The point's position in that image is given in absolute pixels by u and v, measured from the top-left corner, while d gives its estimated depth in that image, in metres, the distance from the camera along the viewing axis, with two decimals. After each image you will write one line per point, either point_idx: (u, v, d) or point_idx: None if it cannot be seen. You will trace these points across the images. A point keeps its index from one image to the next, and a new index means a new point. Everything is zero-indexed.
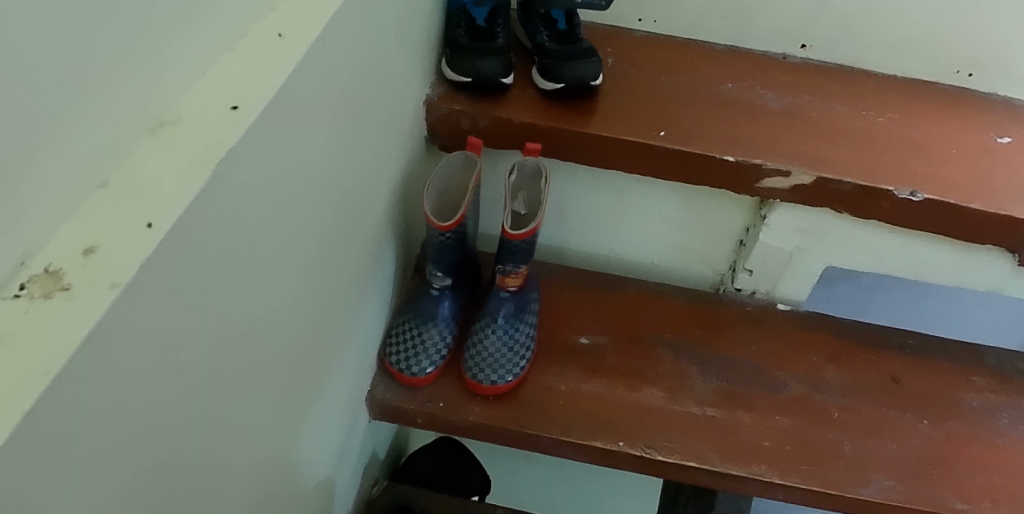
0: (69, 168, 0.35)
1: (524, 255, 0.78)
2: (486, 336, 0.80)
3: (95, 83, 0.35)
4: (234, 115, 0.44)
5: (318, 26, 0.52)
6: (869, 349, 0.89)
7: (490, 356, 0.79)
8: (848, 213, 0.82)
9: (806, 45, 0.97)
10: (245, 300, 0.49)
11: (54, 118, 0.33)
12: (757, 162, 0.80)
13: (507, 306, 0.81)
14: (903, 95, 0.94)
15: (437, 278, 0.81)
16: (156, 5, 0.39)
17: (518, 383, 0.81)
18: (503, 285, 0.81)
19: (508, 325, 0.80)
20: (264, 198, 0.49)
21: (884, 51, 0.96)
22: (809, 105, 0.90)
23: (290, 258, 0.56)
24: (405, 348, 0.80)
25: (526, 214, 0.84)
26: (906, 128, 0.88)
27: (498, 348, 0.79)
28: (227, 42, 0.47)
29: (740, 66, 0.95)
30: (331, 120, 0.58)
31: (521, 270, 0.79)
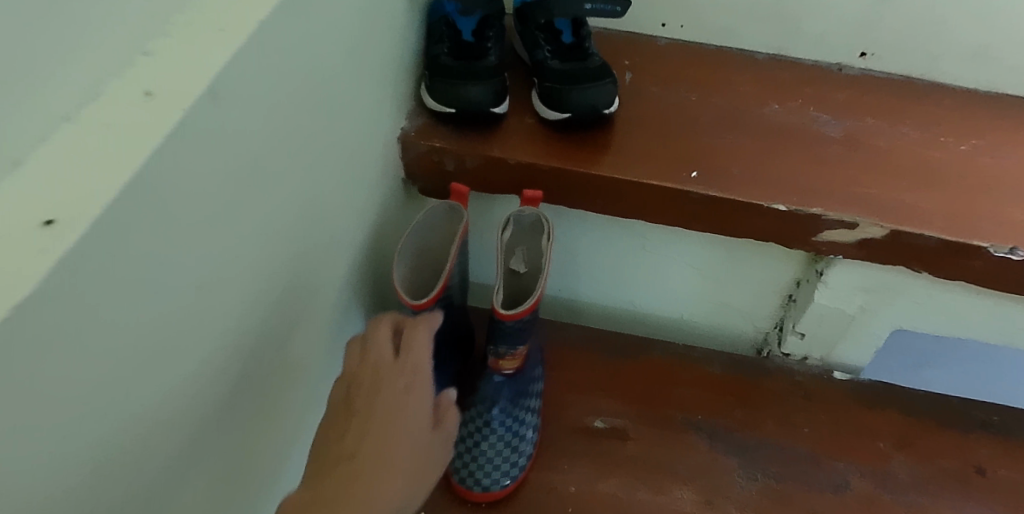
0: None
1: (522, 335, 0.63)
2: (477, 430, 0.65)
3: None
4: (48, 234, 0.30)
5: (207, 79, 0.36)
6: (947, 430, 0.73)
7: (481, 457, 0.64)
8: (927, 273, 0.65)
9: (865, 53, 0.80)
10: (95, 476, 0.35)
11: None
12: (814, 212, 0.63)
13: (503, 394, 0.65)
14: (987, 115, 0.77)
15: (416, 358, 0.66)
16: None
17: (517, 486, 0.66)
18: (496, 368, 0.65)
19: (504, 417, 0.65)
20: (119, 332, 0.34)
21: (963, 61, 0.79)
22: (874, 130, 0.73)
23: (185, 388, 0.41)
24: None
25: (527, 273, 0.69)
26: (997, 159, 0.71)
27: (491, 446, 0.64)
28: (60, 112, 0.32)
29: (786, 80, 0.78)
30: (252, 194, 0.43)
31: (518, 352, 0.64)
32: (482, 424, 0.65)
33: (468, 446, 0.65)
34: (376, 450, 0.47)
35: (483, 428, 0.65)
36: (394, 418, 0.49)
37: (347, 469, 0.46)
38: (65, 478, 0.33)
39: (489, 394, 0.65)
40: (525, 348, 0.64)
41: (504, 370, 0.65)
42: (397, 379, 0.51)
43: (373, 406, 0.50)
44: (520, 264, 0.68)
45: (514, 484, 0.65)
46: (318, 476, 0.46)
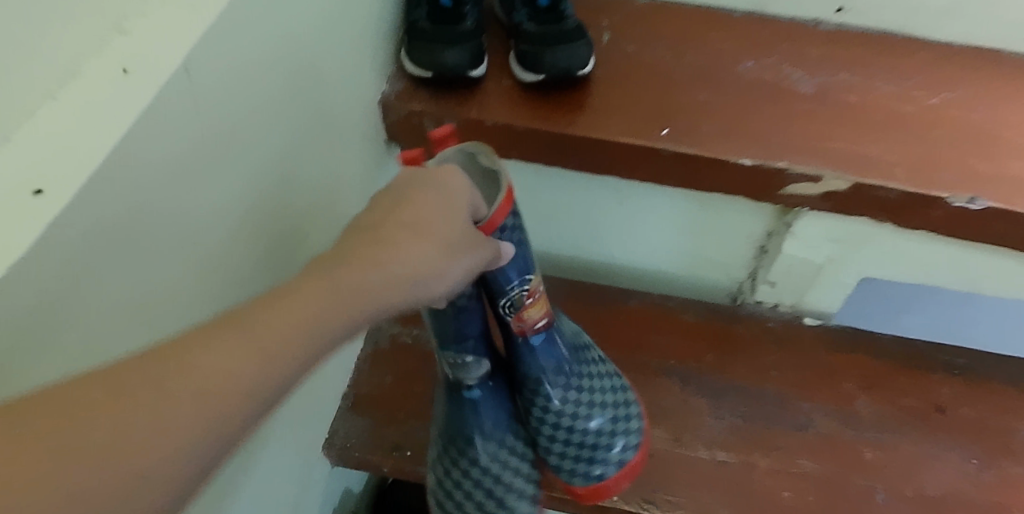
0: None
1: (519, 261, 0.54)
2: (551, 407, 0.57)
3: None
4: (34, 202, 0.33)
5: (175, 49, 0.39)
6: (912, 371, 0.77)
7: (582, 431, 0.58)
8: (891, 222, 0.68)
9: (842, 9, 0.82)
10: None
11: None
12: (781, 167, 0.66)
13: (548, 354, 0.57)
14: (959, 68, 0.79)
15: (472, 375, 0.56)
16: None
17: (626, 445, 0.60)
18: (527, 329, 0.55)
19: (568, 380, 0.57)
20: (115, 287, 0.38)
21: (940, 14, 0.80)
22: (846, 85, 0.75)
23: None
24: (479, 491, 0.58)
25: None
26: (965, 110, 0.74)
27: (580, 412, 0.58)
28: (44, 89, 0.36)
29: (762, 35, 0.80)
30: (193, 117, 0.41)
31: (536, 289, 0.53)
32: (554, 401, 0.57)
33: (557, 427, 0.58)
34: (367, 283, 0.36)
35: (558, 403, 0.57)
36: (409, 265, 0.38)
37: (346, 286, 0.36)
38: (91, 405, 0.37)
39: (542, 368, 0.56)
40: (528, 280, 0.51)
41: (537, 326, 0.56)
42: (435, 208, 0.41)
43: (417, 210, 0.40)
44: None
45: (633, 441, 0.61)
46: (317, 261, 0.37)
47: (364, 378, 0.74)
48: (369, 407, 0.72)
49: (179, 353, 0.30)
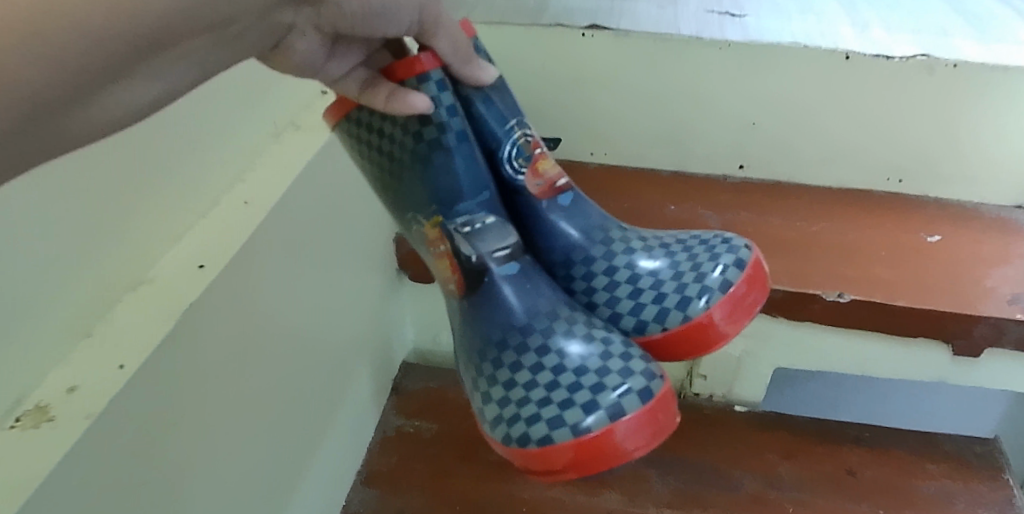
0: (49, 327, 0.46)
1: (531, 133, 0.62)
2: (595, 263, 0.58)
3: (62, 275, 0.46)
4: (199, 271, 0.54)
5: (276, 192, 0.63)
6: (825, 443, 0.94)
7: (658, 272, 0.57)
8: (783, 317, 0.87)
9: (744, 166, 1.00)
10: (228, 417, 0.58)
11: (25, 304, 0.43)
12: None
13: (573, 215, 0.60)
14: (839, 206, 0.97)
15: (490, 244, 0.55)
16: (119, 198, 0.50)
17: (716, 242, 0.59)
18: (539, 186, 0.59)
19: (618, 229, 0.61)
20: (234, 336, 0.57)
21: (818, 165, 0.99)
22: (747, 222, 0.93)
23: None
24: (562, 375, 0.51)
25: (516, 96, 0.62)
26: (839, 234, 0.92)
27: (638, 253, 0.59)
28: (199, 211, 0.59)
29: (682, 188, 0.98)
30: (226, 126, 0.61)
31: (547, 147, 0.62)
32: (603, 244, 0.59)
33: (625, 276, 0.58)
34: None
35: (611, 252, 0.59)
36: None
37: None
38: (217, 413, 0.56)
39: (580, 223, 0.60)
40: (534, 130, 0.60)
41: (559, 186, 0.60)
42: None
43: None
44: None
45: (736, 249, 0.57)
46: None
47: (375, 458, 0.91)
48: (380, 481, 0.89)
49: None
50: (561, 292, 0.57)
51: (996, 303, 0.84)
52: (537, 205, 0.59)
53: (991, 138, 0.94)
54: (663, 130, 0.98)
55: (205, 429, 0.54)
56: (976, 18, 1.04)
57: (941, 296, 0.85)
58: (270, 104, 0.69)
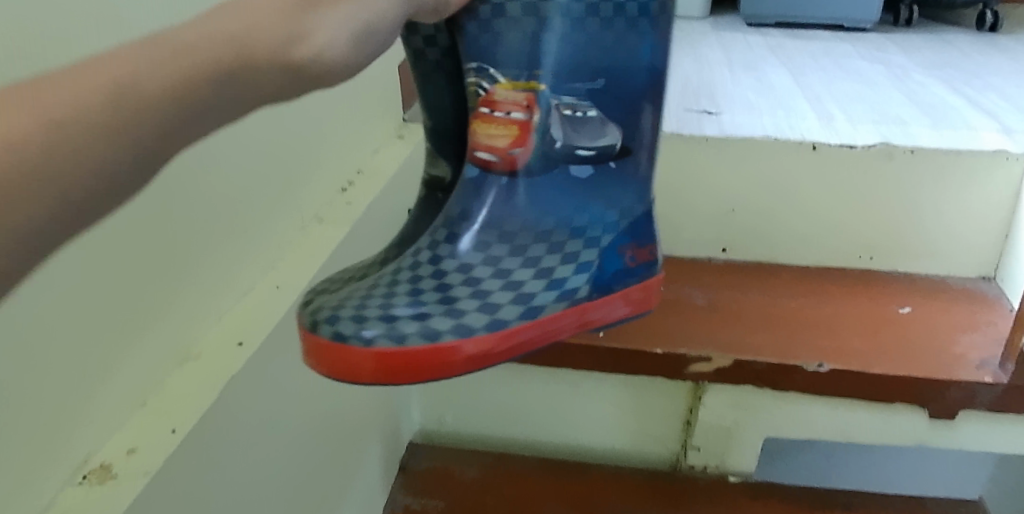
0: (114, 396, 0.53)
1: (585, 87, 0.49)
2: (492, 231, 0.50)
3: (126, 352, 0.53)
4: (238, 348, 0.61)
5: (306, 277, 0.71)
6: (817, 509, 0.98)
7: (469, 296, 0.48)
8: (768, 387, 0.92)
9: (726, 248, 1.07)
10: (256, 484, 0.63)
11: (96, 376, 0.50)
12: (681, 350, 0.89)
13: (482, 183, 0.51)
14: (816, 282, 1.05)
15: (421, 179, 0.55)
16: (175, 285, 0.57)
17: (550, 323, 0.49)
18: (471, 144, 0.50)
19: (552, 244, 0.51)
20: (263, 408, 0.63)
21: (795, 247, 1.06)
22: (731, 298, 0.99)
23: None
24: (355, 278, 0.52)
25: (611, 35, 0.48)
26: (817, 307, 1.00)
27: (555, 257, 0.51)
28: (237, 295, 0.67)
29: (670, 270, 1.05)
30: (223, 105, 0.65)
31: (555, 106, 0.48)
32: (496, 238, 0.51)
33: (473, 277, 0.49)
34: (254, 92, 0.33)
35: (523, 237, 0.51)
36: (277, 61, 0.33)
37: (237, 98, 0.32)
38: (247, 480, 0.62)
39: (527, 200, 0.51)
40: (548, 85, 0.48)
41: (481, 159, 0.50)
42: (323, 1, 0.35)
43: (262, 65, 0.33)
44: (585, 145, 0.50)
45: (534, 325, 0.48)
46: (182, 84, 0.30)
47: None
48: None
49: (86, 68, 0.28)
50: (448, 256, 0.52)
51: (965, 367, 0.90)
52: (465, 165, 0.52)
53: (951, 215, 1.03)
54: None
55: (234, 492, 0.60)
56: (932, 107, 1.14)
57: (913, 362, 0.91)
58: (296, 200, 0.78)
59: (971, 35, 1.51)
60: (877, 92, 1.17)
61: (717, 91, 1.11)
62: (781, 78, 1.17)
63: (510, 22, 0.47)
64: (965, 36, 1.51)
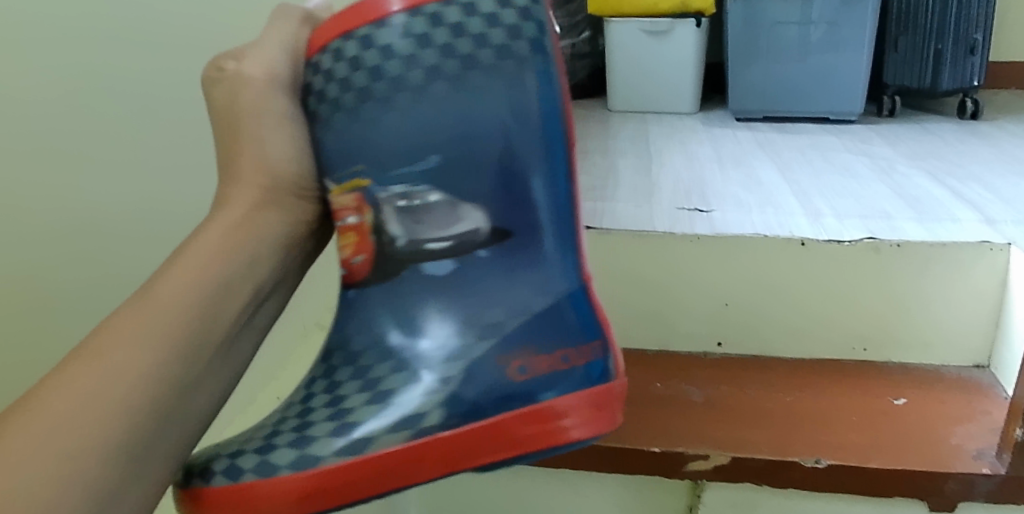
0: None
1: (416, 165, 0.60)
2: (371, 328, 0.62)
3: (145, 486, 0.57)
4: None
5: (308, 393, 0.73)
6: None
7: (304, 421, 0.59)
8: (767, 484, 0.93)
9: (721, 342, 1.08)
10: None
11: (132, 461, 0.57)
12: (680, 449, 0.91)
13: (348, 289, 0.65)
14: (810, 374, 1.06)
15: None
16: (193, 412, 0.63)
17: (381, 460, 0.55)
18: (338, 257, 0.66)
19: (393, 358, 0.60)
20: None
21: (788, 340, 1.08)
22: (728, 394, 1.01)
23: None
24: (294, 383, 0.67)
25: (432, 95, 0.59)
26: (813, 402, 1.01)
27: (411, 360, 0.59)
28: None
29: (668, 365, 1.06)
30: None
31: (383, 200, 0.61)
32: (364, 347, 0.62)
33: (332, 386, 0.61)
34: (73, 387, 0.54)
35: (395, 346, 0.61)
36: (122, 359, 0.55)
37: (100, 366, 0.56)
38: None
39: (380, 302, 0.62)
40: (369, 180, 0.61)
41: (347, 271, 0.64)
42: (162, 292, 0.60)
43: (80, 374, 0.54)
44: (438, 235, 0.61)
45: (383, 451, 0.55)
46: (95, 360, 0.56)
47: None
48: None
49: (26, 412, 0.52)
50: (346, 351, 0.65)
51: (963, 459, 0.91)
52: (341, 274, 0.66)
53: (939, 305, 1.05)
54: (647, 315, 1.07)
55: None
56: (916, 199, 1.18)
57: (910, 455, 0.92)
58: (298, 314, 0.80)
59: (954, 124, 1.57)
60: (863, 185, 1.21)
61: (707, 189, 1.15)
62: (769, 174, 1.22)
63: (376, 99, 0.60)
64: (948, 124, 1.57)
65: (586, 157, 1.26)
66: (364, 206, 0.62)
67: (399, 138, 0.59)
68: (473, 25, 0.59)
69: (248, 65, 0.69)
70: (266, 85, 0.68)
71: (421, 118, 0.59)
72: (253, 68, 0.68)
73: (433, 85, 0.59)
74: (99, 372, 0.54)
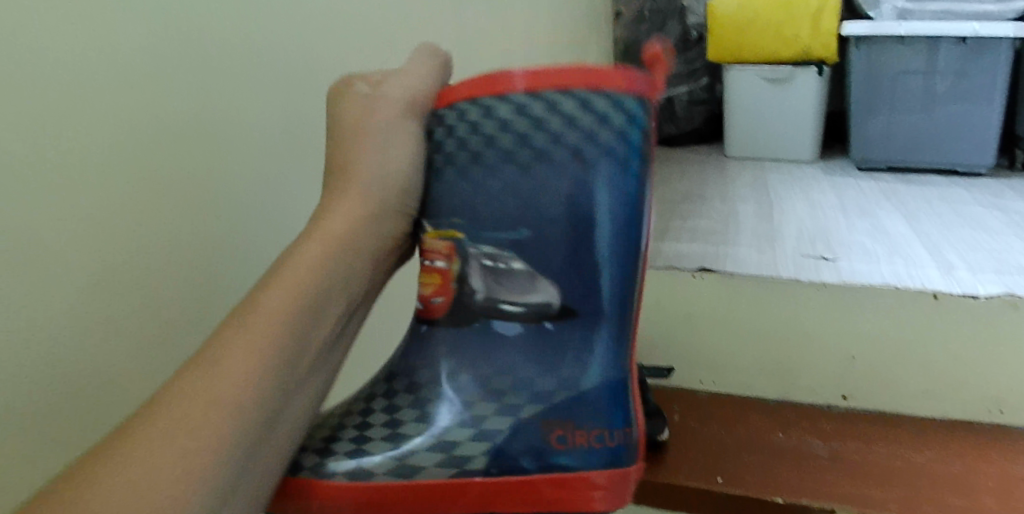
0: None
1: (482, 197, 0.52)
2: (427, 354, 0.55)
3: None
4: None
5: None
6: None
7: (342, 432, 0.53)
8: None
9: (848, 396, 1.01)
10: None
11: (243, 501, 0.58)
12: (805, 502, 0.86)
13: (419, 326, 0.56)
14: (946, 435, 0.96)
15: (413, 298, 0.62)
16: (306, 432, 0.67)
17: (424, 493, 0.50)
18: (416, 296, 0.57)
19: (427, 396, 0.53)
20: None
21: (919, 397, 1.00)
22: (854, 451, 0.94)
23: None
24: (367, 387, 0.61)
25: (553, 155, 0.50)
26: (946, 466, 0.91)
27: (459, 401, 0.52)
28: None
29: (790, 415, 0.99)
30: None
31: (474, 255, 0.52)
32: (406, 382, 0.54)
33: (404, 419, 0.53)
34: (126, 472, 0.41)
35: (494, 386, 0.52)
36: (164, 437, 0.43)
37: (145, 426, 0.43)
38: None
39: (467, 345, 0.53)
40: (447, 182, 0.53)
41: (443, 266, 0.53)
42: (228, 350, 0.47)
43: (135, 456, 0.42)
44: (512, 298, 0.52)
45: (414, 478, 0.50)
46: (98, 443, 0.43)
47: None
48: None
49: (129, 442, 0.42)
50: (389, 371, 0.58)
51: None
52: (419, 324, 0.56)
53: None
54: (769, 362, 1.03)
55: None
56: None
57: None
58: None
59: None
60: (996, 238, 1.15)
61: (832, 237, 1.15)
62: (896, 224, 1.19)
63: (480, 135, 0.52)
64: None
65: (706, 202, 1.28)
66: (454, 254, 0.53)
67: (469, 219, 0.52)
68: (553, 124, 0.50)
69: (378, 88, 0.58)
70: (375, 94, 0.58)
71: (555, 188, 0.50)
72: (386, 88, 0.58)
73: (519, 173, 0.51)
74: (166, 432, 0.43)
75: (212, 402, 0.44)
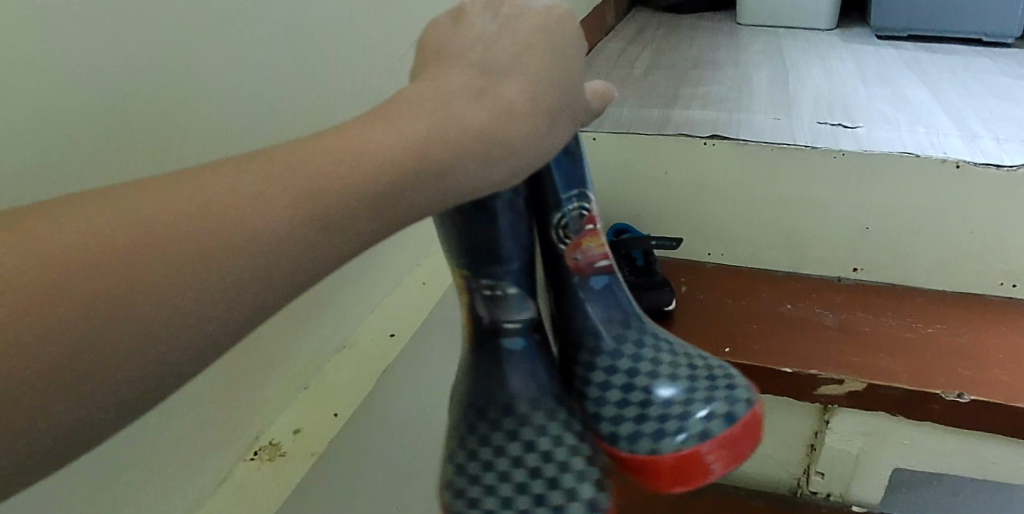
0: (267, 394, 0.58)
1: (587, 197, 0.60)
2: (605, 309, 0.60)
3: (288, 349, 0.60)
4: (392, 340, 0.72)
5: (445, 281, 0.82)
6: None
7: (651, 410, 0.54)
8: (903, 415, 0.86)
9: (857, 268, 1.02)
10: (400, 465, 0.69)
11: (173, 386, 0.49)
12: (813, 371, 0.86)
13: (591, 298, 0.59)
14: (953, 307, 0.98)
15: (506, 315, 0.57)
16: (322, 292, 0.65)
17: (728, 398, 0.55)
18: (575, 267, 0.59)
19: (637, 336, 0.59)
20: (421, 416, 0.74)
21: (931, 269, 1.00)
22: (863, 321, 0.95)
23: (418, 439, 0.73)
24: (498, 437, 0.53)
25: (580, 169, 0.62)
26: (954, 337, 0.92)
27: (664, 377, 0.55)
28: (373, 303, 0.74)
29: (799, 289, 1.02)
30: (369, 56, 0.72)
31: None
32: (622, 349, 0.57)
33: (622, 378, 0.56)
34: None
35: (680, 352, 0.58)
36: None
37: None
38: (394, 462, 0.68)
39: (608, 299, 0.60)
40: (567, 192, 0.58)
41: (597, 267, 0.60)
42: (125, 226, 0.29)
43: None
44: None
45: (711, 441, 0.51)
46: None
47: None
48: None
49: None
50: (555, 381, 0.57)
51: None
52: (569, 279, 0.59)
53: None
54: (780, 236, 1.02)
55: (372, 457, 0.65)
56: None
57: None
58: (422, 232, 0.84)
59: None
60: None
61: (851, 104, 1.08)
62: (918, 93, 1.12)
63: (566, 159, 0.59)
64: None
65: (718, 69, 1.20)
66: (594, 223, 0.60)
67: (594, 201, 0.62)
68: None
69: (525, 54, 0.44)
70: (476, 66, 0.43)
71: None
72: (532, 61, 0.44)
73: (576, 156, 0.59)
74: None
75: (185, 250, 0.29)
